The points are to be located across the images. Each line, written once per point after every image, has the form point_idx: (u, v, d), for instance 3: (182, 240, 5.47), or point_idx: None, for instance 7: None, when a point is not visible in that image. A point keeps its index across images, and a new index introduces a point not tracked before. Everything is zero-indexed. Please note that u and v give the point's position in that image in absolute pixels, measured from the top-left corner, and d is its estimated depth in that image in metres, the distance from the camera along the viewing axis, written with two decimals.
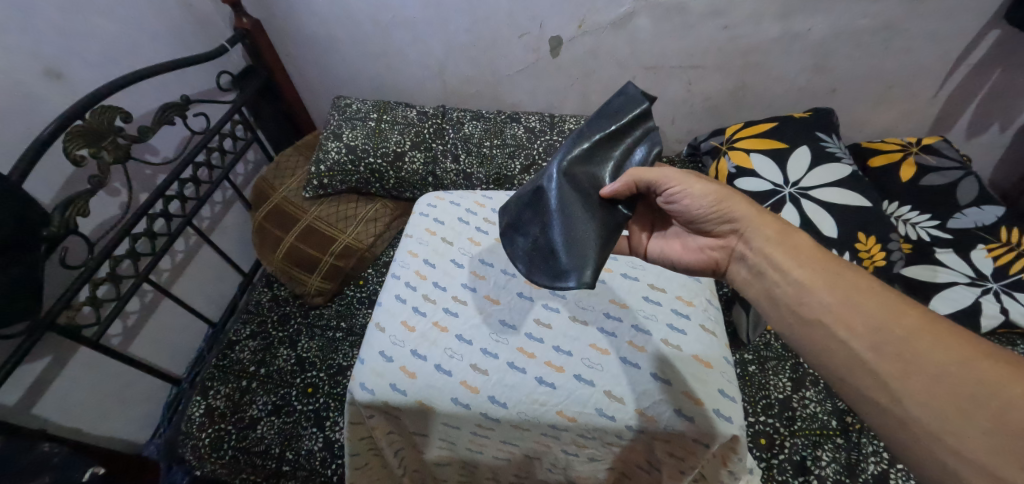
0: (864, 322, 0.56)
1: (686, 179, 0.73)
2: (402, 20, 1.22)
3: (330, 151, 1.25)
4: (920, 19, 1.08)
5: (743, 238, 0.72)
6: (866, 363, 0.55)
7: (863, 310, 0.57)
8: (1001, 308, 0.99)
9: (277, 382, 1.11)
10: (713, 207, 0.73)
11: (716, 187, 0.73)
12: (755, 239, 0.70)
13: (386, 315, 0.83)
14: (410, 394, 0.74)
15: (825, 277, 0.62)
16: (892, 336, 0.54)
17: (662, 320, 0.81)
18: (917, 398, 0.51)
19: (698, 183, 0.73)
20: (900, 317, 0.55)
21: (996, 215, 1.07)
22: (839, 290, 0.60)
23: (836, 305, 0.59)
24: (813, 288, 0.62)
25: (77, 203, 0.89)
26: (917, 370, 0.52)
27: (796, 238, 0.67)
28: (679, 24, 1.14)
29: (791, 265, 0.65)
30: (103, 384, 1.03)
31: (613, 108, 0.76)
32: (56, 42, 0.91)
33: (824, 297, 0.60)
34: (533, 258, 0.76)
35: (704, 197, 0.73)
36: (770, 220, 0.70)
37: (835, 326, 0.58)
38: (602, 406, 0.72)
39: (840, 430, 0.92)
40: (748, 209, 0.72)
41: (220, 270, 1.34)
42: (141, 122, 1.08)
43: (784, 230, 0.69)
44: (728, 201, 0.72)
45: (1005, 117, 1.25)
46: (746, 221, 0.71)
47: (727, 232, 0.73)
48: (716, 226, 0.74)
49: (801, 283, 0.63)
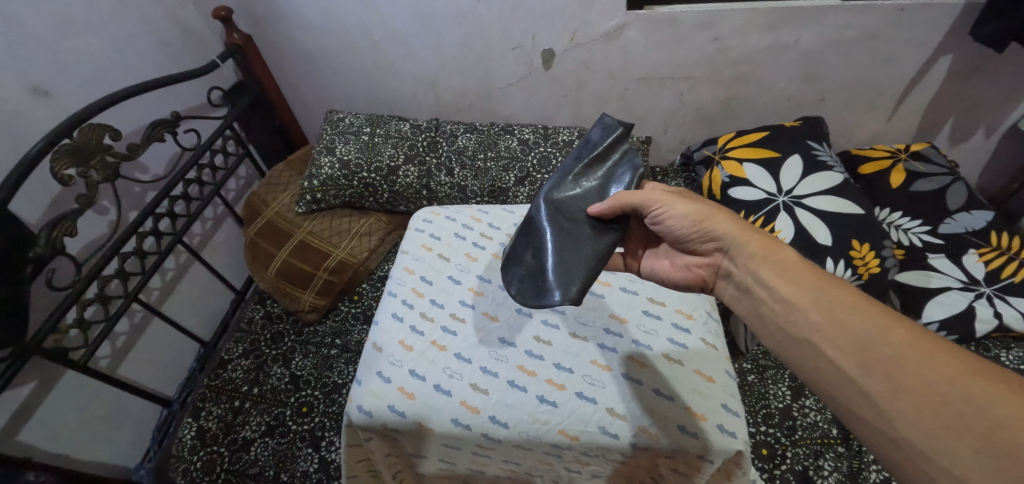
0: (850, 341, 0.56)
1: (667, 199, 0.73)
2: (394, 34, 1.22)
3: (323, 166, 1.25)
4: (904, 29, 1.10)
5: (728, 256, 0.71)
6: (854, 382, 0.55)
7: (850, 329, 0.57)
8: (995, 312, 0.99)
9: (271, 402, 1.09)
10: (695, 227, 0.72)
11: (700, 206, 0.73)
12: (739, 257, 0.70)
13: (384, 335, 0.82)
14: (409, 415, 0.73)
15: (811, 294, 0.61)
16: (879, 354, 0.54)
17: (662, 335, 0.81)
18: (907, 418, 0.51)
19: (680, 202, 0.73)
20: (887, 334, 0.55)
21: (985, 220, 1.08)
22: (824, 307, 0.60)
23: (822, 323, 0.59)
24: (800, 306, 0.61)
25: (65, 224, 0.87)
26: (905, 389, 0.52)
27: (783, 255, 0.67)
28: (670, 36, 1.15)
29: (778, 283, 0.65)
30: (91, 409, 1.01)
31: (594, 140, 0.80)
32: (43, 61, 0.90)
33: (811, 315, 0.60)
34: (523, 286, 0.77)
35: (685, 217, 0.73)
36: (756, 237, 0.70)
37: (822, 345, 0.58)
38: (605, 424, 0.71)
39: (841, 439, 0.91)
40: (733, 227, 0.71)
41: (212, 288, 1.32)
42: (130, 140, 1.07)
43: (770, 247, 0.68)
44: (709, 219, 0.72)
45: (989, 123, 1.27)
46: (729, 238, 0.71)
47: (712, 250, 0.73)
48: (701, 244, 0.74)
49: (787, 301, 0.63)
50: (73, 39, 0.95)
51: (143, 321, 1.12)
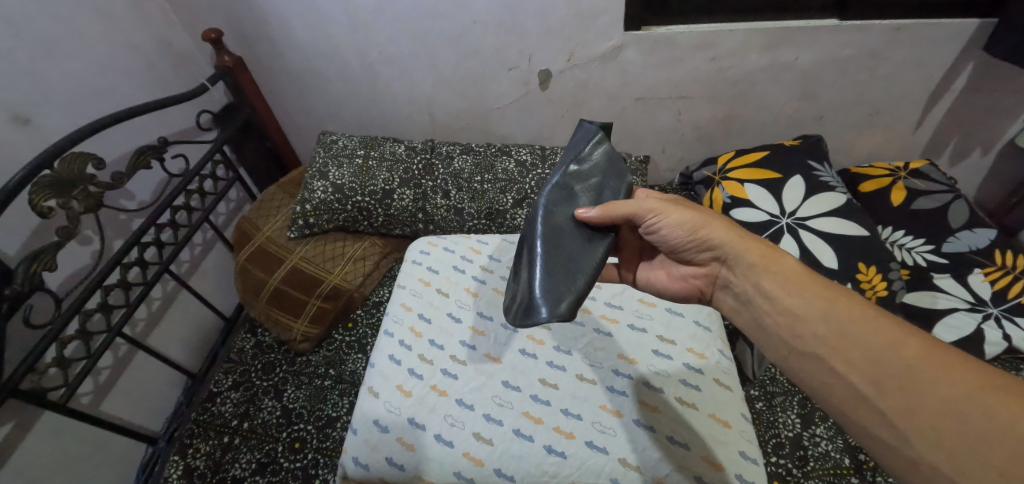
0: (862, 356, 0.53)
1: (663, 207, 0.70)
2: (388, 55, 1.20)
3: (316, 190, 1.21)
4: (902, 48, 1.10)
5: (726, 264, 0.69)
6: (866, 398, 0.52)
7: (860, 342, 0.54)
8: (1004, 334, 0.96)
9: (262, 438, 1.04)
10: (692, 236, 0.70)
11: (697, 214, 0.70)
12: (739, 268, 0.67)
13: (380, 379, 0.79)
14: (408, 468, 0.70)
15: (817, 305, 0.59)
16: (893, 369, 0.51)
17: (673, 376, 0.78)
18: (927, 437, 0.48)
19: (677, 211, 0.70)
20: (900, 347, 0.52)
21: (988, 237, 1.07)
22: (832, 322, 0.57)
23: (831, 337, 0.56)
24: (806, 318, 0.59)
25: (43, 258, 0.82)
26: (921, 405, 0.49)
27: (785, 265, 0.64)
28: (668, 56, 1.14)
29: (782, 294, 0.62)
30: (71, 450, 0.95)
31: (576, 145, 0.78)
32: (24, 89, 0.87)
33: (817, 329, 0.58)
34: (513, 302, 0.72)
35: (681, 226, 0.70)
36: (756, 246, 0.67)
37: (831, 359, 0.56)
38: (617, 475, 0.68)
39: (854, 469, 0.89)
40: (731, 236, 0.68)
41: (200, 316, 1.27)
42: (115, 167, 1.03)
43: (773, 257, 0.65)
44: (706, 229, 0.69)
45: (985, 140, 1.28)
46: (727, 247, 0.68)
47: (710, 260, 0.71)
48: (698, 253, 0.71)
49: (791, 312, 0.60)
50: (55, 64, 0.92)
51: (127, 354, 1.07)
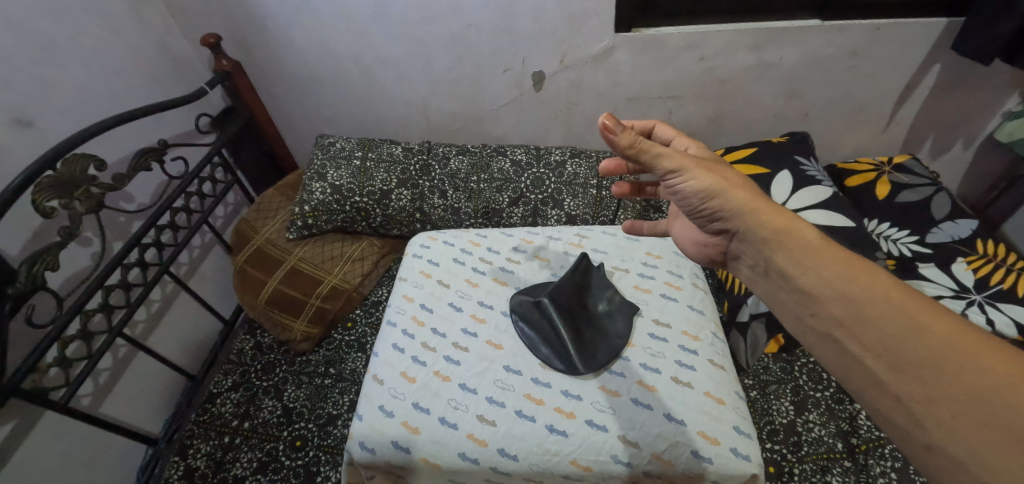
0: (880, 340, 0.49)
1: (681, 169, 0.65)
2: (385, 58, 1.23)
3: (314, 191, 1.23)
4: (881, 46, 1.14)
5: (735, 235, 0.65)
6: (883, 382, 0.49)
7: (879, 326, 0.50)
8: (987, 319, 0.99)
9: (263, 436, 1.05)
10: (705, 204, 0.65)
11: (717, 180, 0.64)
12: (749, 241, 0.63)
13: (384, 367, 0.80)
14: (413, 451, 0.72)
15: (836, 285, 0.54)
16: (913, 354, 0.47)
17: (670, 358, 0.80)
18: (947, 425, 0.44)
19: (694, 175, 0.64)
20: (924, 334, 0.47)
21: (970, 228, 1.11)
22: (851, 303, 0.52)
23: (848, 319, 0.52)
24: (823, 299, 0.54)
25: (46, 258, 0.83)
26: (942, 395, 0.45)
27: (802, 238, 0.58)
28: (657, 57, 1.17)
29: (795, 272, 0.57)
30: (70, 451, 0.95)
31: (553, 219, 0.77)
32: (27, 93, 0.88)
33: (835, 309, 0.53)
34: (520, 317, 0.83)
35: (695, 192, 0.65)
36: (772, 216, 0.61)
37: (847, 343, 0.52)
38: (616, 452, 0.70)
39: (846, 453, 0.91)
40: (749, 205, 0.62)
41: (199, 319, 1.28)
42: (115, 169, 1.04)
43: (790, 230, 0.60)
44: (719, 198, 0.64)
45: (965, 135, 1.32)
46: (739, 218, 0.63)
47: (723, 229, 0.67)
48: (709, 221, 0.67)
49: (806, 292, 0.56)
50: (56, 68, 0.93)
51: (127, 356, 1.08)
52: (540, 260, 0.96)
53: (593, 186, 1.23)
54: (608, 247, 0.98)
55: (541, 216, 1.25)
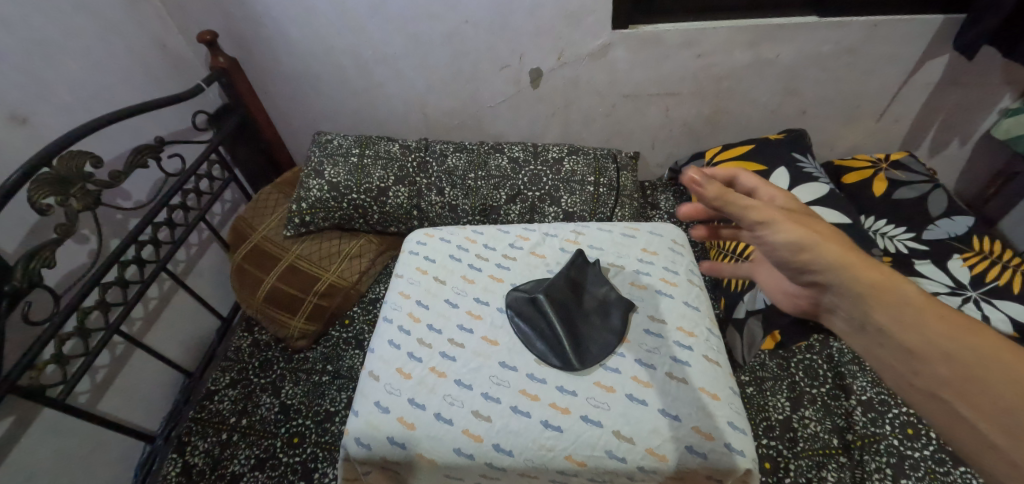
0: (995, 403, 0.41)
1: (766, 216, 0.53)
2: (382, 55, 1.22)
3: (311, 188, 1.23)
4: (879, 43, 1.14)
5: (833, 293, 0.51)
6: (1003, 454, 0.40)
7: (991, 388, 0.41)
8: (983, 315, 0.99)
9: (260, 433, 1.05)
10: (795, 258, 0.52)
11: (807, 228, 0.52)
12: (848, 299, 0.50)
13: (380, 363, 0.81)
14: (408, 447, 0.72)
15: (938, 336, 0.45)
16: None
17: (665, 354, 0.80)
18: None
19: (780, 222, 0.52)
20: None
21: (966, 225, 1.11)
22: (956, 360, 0.43)
23: (954, 377, 0.43)
24: (920, 353, 0.45)
25: (42, 255, 0.83)
26: None
27: (902, 292, 0.47)
28: (654, 54, 1.17)
29: (891, 326, 0.47)
30: (67, 448, 0.95)
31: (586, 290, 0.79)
32: (23, 89, 0.88)
33: (937, 364, 0.44)
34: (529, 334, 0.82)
35: (783, 244, 0.52)
36: (869, 269, 0.49)
37: (954, 402, 0.43)
38: (611, 448, 0.70)
39: (842, 449, 0.91)
40: (847, 257, 0.49)
41: (196, 316, 1.28)
42: (112, 166, 1.04)
43: (889, 285, 0.47)
44: (810, 249, 0.51)
45: (962, 132, 1.32)
46: (835, 273, 0.50)
47: (817, 286, 0.53)
48: (799, 277, 0.54)
49: (902, 347, 0.46)
50: (52, 64, 0.93)
51: (124, 353, 1.08)
52: (536, 256, 0.96)
53: (591, 183, 1.24)
54: (605, 244, 0.99)
55: (539, 213, 1.25)
